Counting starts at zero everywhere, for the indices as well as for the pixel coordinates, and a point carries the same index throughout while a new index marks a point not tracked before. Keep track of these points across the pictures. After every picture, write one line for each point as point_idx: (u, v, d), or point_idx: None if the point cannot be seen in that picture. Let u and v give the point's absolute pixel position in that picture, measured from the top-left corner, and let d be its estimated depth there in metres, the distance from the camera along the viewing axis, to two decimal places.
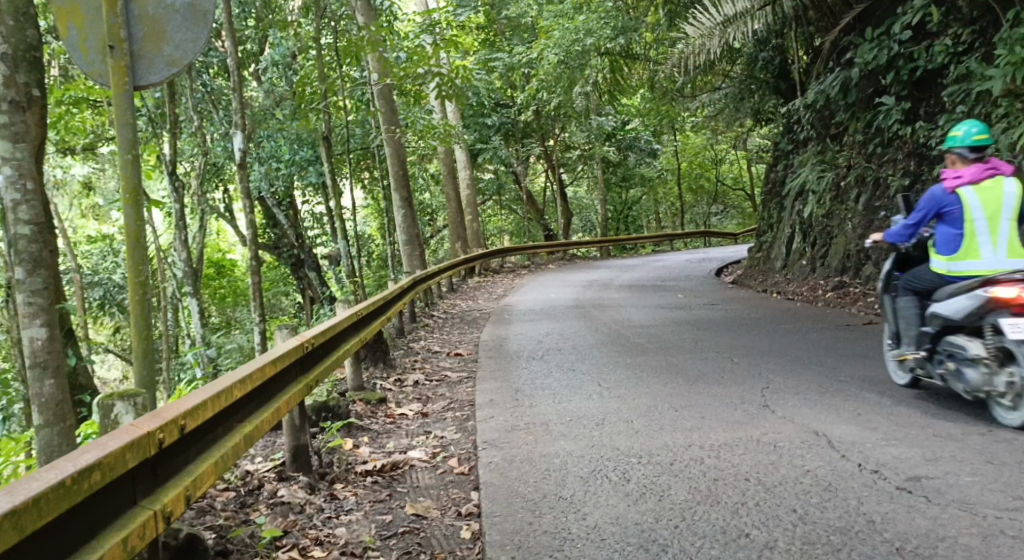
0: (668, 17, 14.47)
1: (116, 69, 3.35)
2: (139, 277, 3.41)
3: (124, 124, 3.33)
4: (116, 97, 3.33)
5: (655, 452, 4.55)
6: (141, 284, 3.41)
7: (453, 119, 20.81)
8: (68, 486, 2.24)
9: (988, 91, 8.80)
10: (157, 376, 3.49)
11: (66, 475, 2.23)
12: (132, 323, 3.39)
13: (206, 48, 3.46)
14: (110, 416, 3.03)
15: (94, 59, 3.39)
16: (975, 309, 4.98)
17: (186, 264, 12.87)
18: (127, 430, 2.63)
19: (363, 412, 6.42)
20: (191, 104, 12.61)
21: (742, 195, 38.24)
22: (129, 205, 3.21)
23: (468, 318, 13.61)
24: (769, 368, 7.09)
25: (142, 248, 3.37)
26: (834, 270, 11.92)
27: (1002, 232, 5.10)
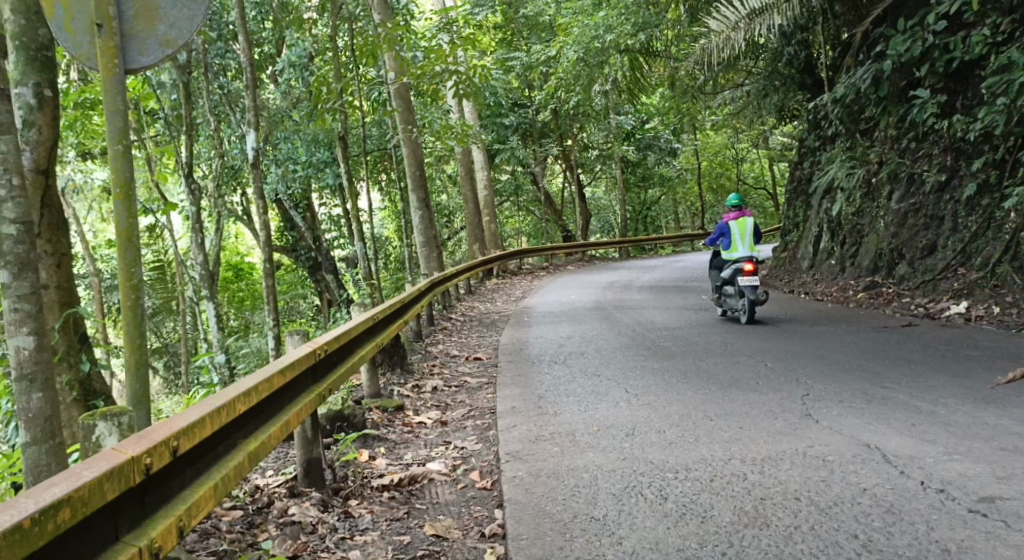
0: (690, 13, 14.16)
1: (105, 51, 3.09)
2: (132, 280, 3.16)
3: (114, 108, 3.07)
4: (105, 81, 3.08)
5: (693, 467, 4.24)
6: (133, 287, 3.15)
7: (470, 119, 20.54)
8: (25, 528, 2.08)
9: None
10: (150, 392, 3.23)
11: (22, 517, 2.08)
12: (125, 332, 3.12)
13: (203, 26, 3.25)
14: (91, 438, 2.96)
15: (82, 40, 3.14)
16: (732, 274, 10.57)
17: (203, 268, 12.61)
18: (108, 455, 2.49)
19: (380, 421, 6.14)
20: (208, 106, 12.29)
21: (764, 194, 37.77)
22: (121, 200, 2.97)
23: (487, 320, 13.34)
24: (807, 373, 6.77)
25: (135, 247, 3.14)
26: (865, 270, 11.55)
27: (747, 241, 10.73)
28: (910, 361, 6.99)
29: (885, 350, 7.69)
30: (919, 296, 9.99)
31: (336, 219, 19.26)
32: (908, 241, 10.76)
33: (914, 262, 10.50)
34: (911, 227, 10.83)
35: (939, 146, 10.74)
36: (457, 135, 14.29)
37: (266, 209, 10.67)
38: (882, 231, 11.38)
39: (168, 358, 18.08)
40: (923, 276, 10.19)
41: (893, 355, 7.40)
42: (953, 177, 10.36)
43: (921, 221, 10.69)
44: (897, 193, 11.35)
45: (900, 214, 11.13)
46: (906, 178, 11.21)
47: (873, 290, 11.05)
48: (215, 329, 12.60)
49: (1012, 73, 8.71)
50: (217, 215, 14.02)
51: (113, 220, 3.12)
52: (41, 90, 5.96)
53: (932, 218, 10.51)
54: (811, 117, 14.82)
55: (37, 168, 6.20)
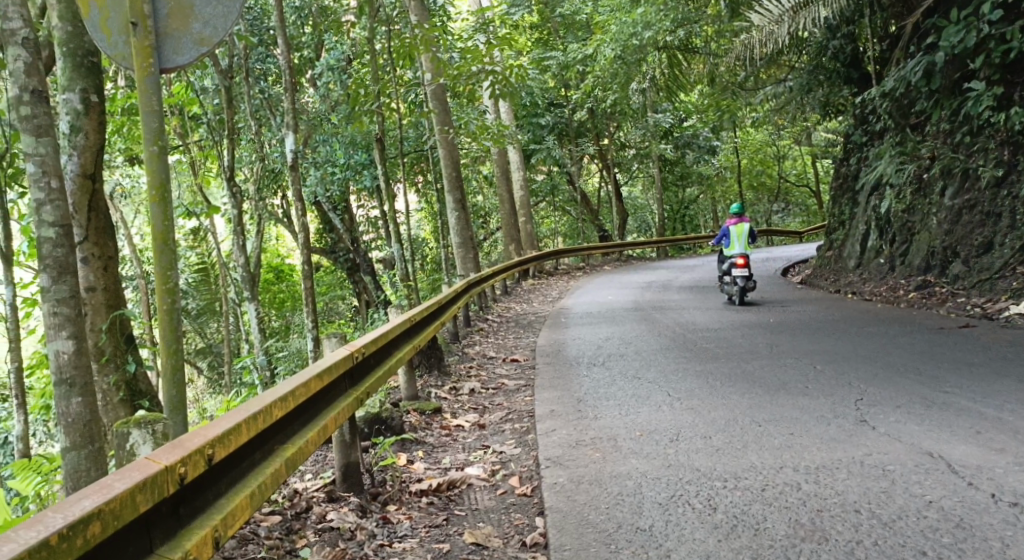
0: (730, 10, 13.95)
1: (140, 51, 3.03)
2: (168, 284, 3.12)
3: (149, 110, 3.02)
4: (140, 82, 3.03)
5: (742, 476, 4.14)
6: (170, 292, 3.11)
7: (506, 118, 20.45)
8: (53, 544, 2.03)
9: None
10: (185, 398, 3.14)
11: (51, 533, 2.03)
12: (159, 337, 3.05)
13: (238, 24, 3.18)
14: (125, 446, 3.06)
15: (118, 40, 3.10)
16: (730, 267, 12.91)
17: (245, 270, 12.65)
18: (142, 465, 2.43)
19: (418, 423, 6.06)
20: (250, 110, 12.28)
21: (805, 191, 37.17)
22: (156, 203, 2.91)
23: (525, 321, 13.25)
24: (860, 376, 6.60)
25: (171, 251, 3.08)
26: (917, 268, 11.28)
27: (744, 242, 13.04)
28: (969, 363, 6.79)
29: (942, 351, 7.48)
30: (974, 297, 9.74)
31: (374, 220, 19.31)
32: (963, 239, 10.49)
33: (969, 261, 10.23)
34: (965, 224, 10.54)
35: (994, 140, 10.50)
36: (494, 135, 14.23)
37: (306, 209, 10.66)
38: (935, 228, 11.10)
39: (211, 359, 18.22)
40: (979, 275, 9.93)
41: (950, 356, 7.22)
42: (1010, 173, 10.09)
43: (976, 218, 10.40)
44: (950, 189, 11.05)
45: (953, 211, 10.83)
46: (960, 173, 10.94)
47: (924, 290, 10.75)
48: (257, 330, 12.64)
49: None
50: (258, 218, 13.96)
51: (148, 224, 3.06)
52: (88, 96, 6.07)
53: (988, 215, 10.24)
54: (857, 112, 14.52)
55: (83, 172, 6.24)
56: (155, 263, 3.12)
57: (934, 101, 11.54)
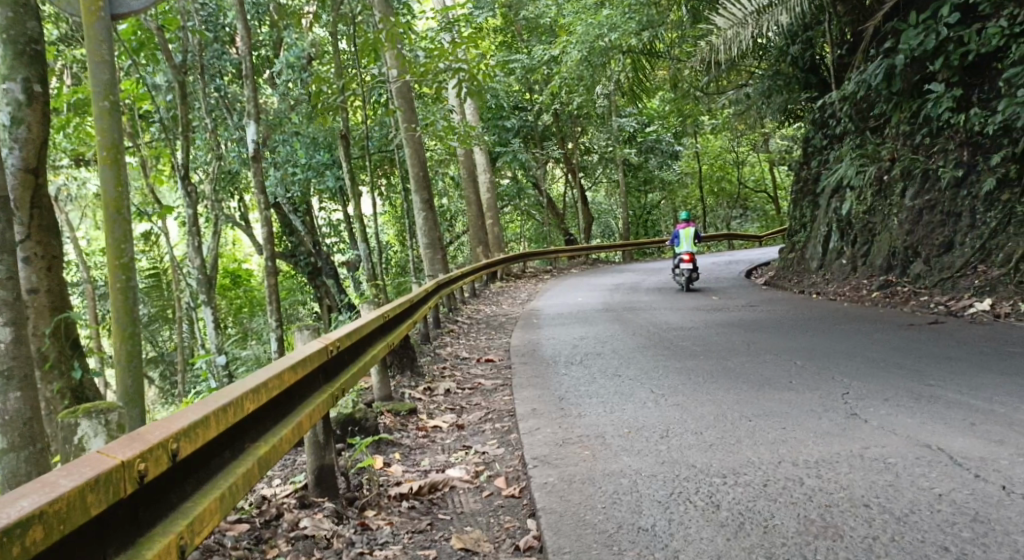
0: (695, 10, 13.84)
1: (94, 54, 3.68)
2: (118, 273, 3.72)
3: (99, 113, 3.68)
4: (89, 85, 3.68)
5: (743, 471, 3.88)
6: (121, 279, 3.72)
7: (471, 120, 20.17)
8: None
9: None
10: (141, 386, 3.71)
11: None
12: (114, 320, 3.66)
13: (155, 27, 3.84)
14: (75, 439, 2.77)
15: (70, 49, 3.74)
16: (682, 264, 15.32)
17: (201, 271, 12.13)
18: (94, 460, 2.15)
19: (393, 424, 5.77)
20: (206, 107, 11.80)
21: (764, 197, 37.38)
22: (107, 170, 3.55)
23: (494, 323, 12.97)
24: (843, 371, 6.44)
25: (120, 240, 3.72)
26: (879, 269, 11.24)
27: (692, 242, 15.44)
28: (948, 358, 6.64)
29: (917, 347, 7.34)
30: (937, 294, 9.70)
31: (335, 224, 18.88)
32: (924, 239, 10.46)
33: (930, 260, 10.22)
34: (926, 224, 10.54)
35: (954, 141, 10.48)
36: (460, 136, 13.96)
37: (266, 210, 10.28)
38: (896, 229, 11.09)
39: (164, 368, 17.57)
40: (940, 274, 9.92)
41: (927, 351, 7.09)
42: (970, 173, 10.10)
43: (937, 218, 10.41)
44: (911, 189, 11.06)
45: (915, 211, 10.83)
46: (920, 174, 10.95)
47: (886, 290, 10.70)
48: (213, 334, 12.17)
49: None
50: (215, 220, 13.35)
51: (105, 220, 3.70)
52: (30, 85, 5.57)
53: (949, 215, 10.23)
54: (818, 115, 14.52)
55: (26, 166, 5.76)
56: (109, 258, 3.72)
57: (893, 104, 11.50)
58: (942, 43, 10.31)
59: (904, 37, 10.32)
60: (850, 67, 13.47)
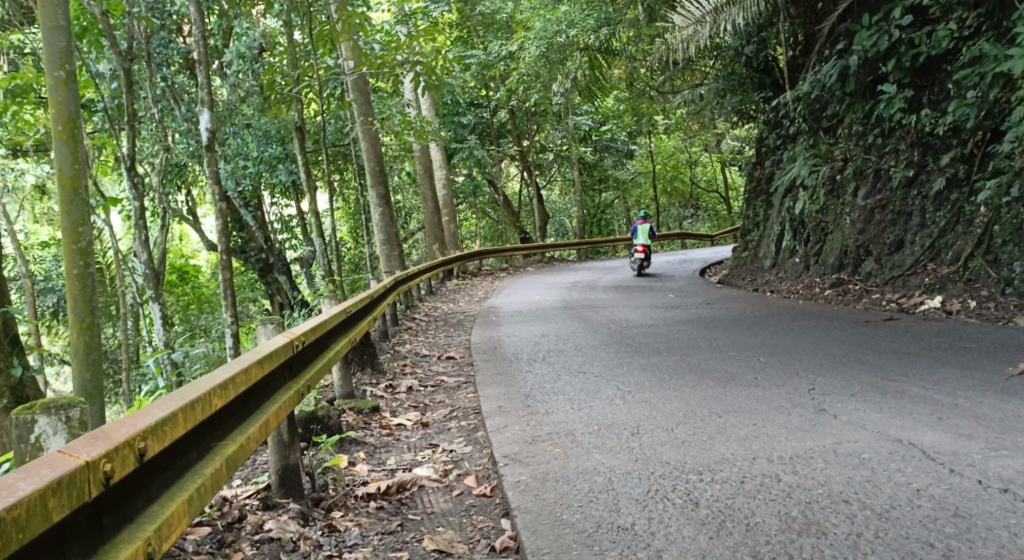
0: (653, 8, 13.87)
1: (51, 30, 4.24)
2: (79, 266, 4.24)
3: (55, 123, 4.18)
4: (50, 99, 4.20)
5: (718, 468, 3.82)
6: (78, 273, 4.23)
7: (427, 115, 19.96)
8: None
9: (1003, 74, 8.50)
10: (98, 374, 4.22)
11: None
12: (73, 308, 4.21)
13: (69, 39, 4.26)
14: (30, 439, 2.58)
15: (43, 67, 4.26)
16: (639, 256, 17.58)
17: (148, 266, 11.68)
18: (55, 461, 2.03)
19: (355, 423, 5.63)
20: (153, 97, 11.40)
21: (716, 197, 37.74)
22: (61, 152, 4.07)
23: (451, 320, 12.86)
24: (805, 367, 6.46)
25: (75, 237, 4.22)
26: (831, 267, 11.36)
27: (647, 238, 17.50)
28: (908, 353, 6.70)
29: (876, 342, 7.39)
30: (889, 292, 9.83)
31: (287, 220, 18.55)
32: (875, 238, 10.61)
33: (881, 259, 10.36)
34: (877, 223, 10.69)
35: (905, 141, 10.62)
36: (417, 130, 13.76)
37: (219, 203, 10.02)
38: (848, 228, 11.22)
39: (107, 366, 16.99)
40: (890, 272, 10.06)
41: (886, 347, 7.15)
42: (920, 173, 10.25)
43: (888, 217, 10.56)
44: (863, 189, 11.22)
45: (866, 210, 10.99)
46: (872, 175, 11.10)
47: (838, 288, 10.84)
48: (162, 331, 11.80)
49: (984, 65, 8.69)
50: (162, 213, 12.89)
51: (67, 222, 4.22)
52: None
53: (899, 214, 10.39)
54: (771, 115, 14.64)
55: None
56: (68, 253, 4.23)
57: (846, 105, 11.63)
58: (893, 44, 10.45)
59: (857, 39, 10.39)
60: (804, 68, 13.61)
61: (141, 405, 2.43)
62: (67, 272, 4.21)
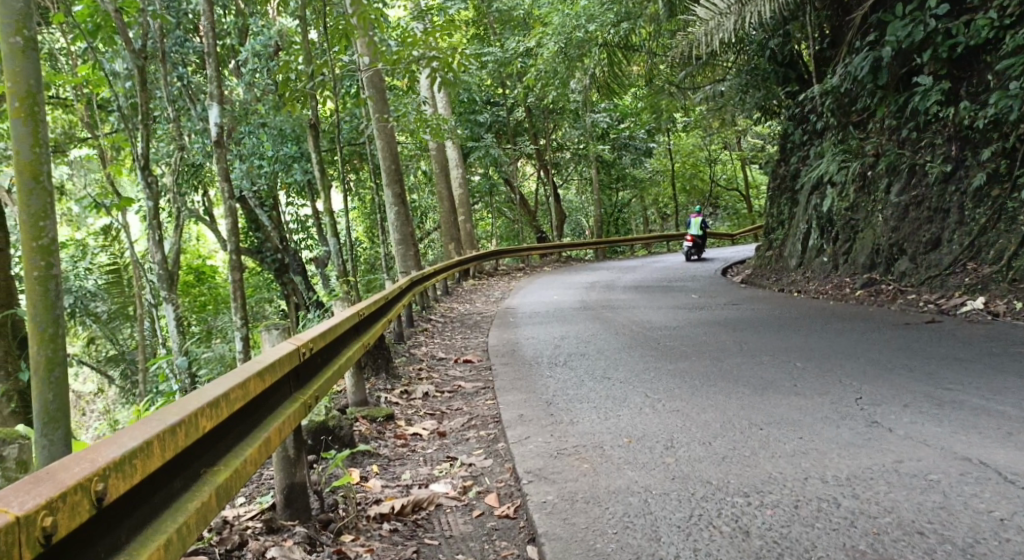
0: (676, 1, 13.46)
1: None
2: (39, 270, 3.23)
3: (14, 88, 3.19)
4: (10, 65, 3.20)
5: (767, 489, 3.48)
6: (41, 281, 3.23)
7: (443, 112, 19.63)
8: None
9: None
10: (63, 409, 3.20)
11: None
12: (31, 318, 3.17)
13: None
14: None
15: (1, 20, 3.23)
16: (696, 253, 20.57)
17: (163, 267, 11.38)
18: None
19: (368, 432, 5.30)
20: (168, 95, 11.05)
21: (736, 195, 37.21)
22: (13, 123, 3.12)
23: (469, 321, 12.53)
24: (847, 373, 6.09)
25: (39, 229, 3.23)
26: (862, 266, 10.95)
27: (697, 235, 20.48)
28: (957, 359, 6.31)
29: (919, 347, 7.01)
30: (925, 293, 9.42)
31: (303, 220, 18.25)
32: (910, 236, 10.20)
33: (917, 258, 9.95)
34: (912, 222, 10.28)
35: (942, 135, 10.16)
36: (432, 128, 13.21)
37: (231, 203, 9.70)
38: (881, 225, 10.80)
39: (124, 367, 16.77)
40: (927, 272, 9.65)
41: (930, 351, 6.77)
42: (958, 168, 9.81)
43: (923, 215, 10.14)
44: (896, 185, 10.76)
45: (900, 207, 10.56)
46: (907, 170, 10.61)
47: (870, 288, 10.44)
48: (175, 333, 11.43)
49: None
50: (177, 214, 12.62)
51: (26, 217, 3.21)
52: None
53: (936, 212, 9.96)
54: (797, 110, 14.19)
55: None
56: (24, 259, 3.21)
57: (877, 98, 11.19)
58: (929, 35, 10.03)
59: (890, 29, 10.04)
60: (832, 62, 13.16)
61: (108, 436, 2.21)
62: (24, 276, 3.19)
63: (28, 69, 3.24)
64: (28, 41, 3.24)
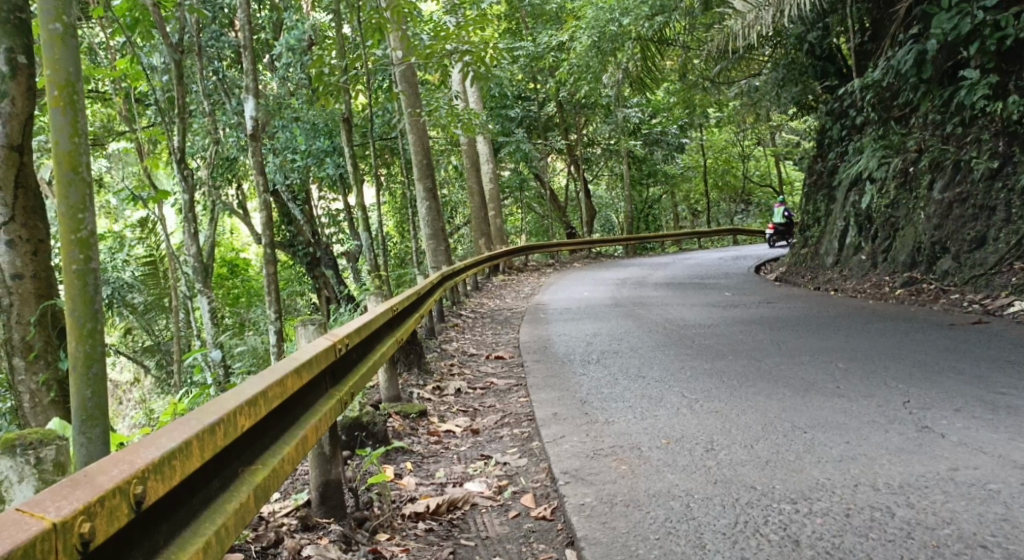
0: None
1: None
2: (77, 267, 3.14)
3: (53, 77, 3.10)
4: (50, 54, 3.11)
5: (814, 496, 3.38)
6: (79, 277, 3.14)
7: (474, 107, 19.56)
8: None
9: None
10: (102, 407, 3.11)
11: None
12: (70, 313, 3.09)
13: None
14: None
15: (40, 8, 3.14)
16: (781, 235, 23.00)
17: (198, 259, 11.38)
18: (18, 520, 1.75)
19: (402, 428, 5.23)
20: (205, 90, 11.04)
21: (769, 192, 36.80)
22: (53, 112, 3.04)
23: (501, 317, 12.44)
24: (892, 375, 5.94)
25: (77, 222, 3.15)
26: (902, 265, 10.71)
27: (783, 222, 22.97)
28: (1008, 362, 6.13)
29: (966, 348, 6.84)
30: (969, 293, 9.20)
31: (334, 213, 18.29)
32: (953, 234, 9.94)
33: (960, 256, 9.70)
34: (955, 219, 10.02)
35: (990, 130, 9.91)
36: (464, 123, 13.15)
37: (265, 197, 9.69)
38: (922, 223, 10.53)
39: (159, 358, 16.91)
40: (970, 271, 9.42)
41: (978, 353, 6.59)
42: (1006, 165, 9.55)
43: (967, 212, 9.87)
44: (939, 182, 10.50)
45: (943, 205, 10.29)
46: (951, 166, 10.38)
47: (911, 287, 10.21)
48: (210, 326, 11.46)
49: None
50: (212, 206, 12.65)
51: (62, 209, 3.12)
52: (14, 57, 5.21)
53: (981, 209, 9.70)
54: (835, 105, 13.92)
55: (10, 143, 5.26)
56: (61, 253, 3.12)
57: (921, 92, 10.94)
58: (976, 27, 9.76)
59: (935, 22, 9.72)
60: (873, 56, 12.90)
61: (143, 435, 2.14)
62: (62, 270, 3.11)
63: (67, 57, 3.15)
64: (66, 28, 3.14)
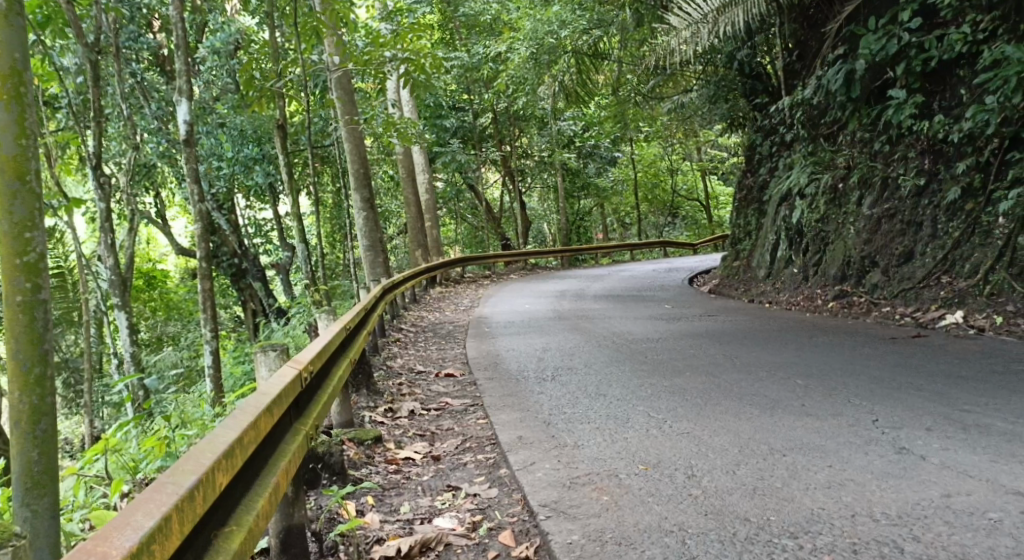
0: (636, 17, 13.28)
1: None
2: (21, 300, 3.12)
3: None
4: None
5: (814, 529, 3.26)
6: (23, 309, 3.11)
7: (408, 117, 19.13)
8: None
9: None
10: (49, 452, 3.10)
11: None
12: (14, 355, 3.07)
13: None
14: None
15: None
16: None
17: (114, 271, 10.63)
18: None
19: (357, 457, 4.91)
20: (123, 94, 10.41)
21: (696, 205, 37.08)
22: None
23: (441, 331, 12.11)
24: (853, 392, 5.87)
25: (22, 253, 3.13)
26: (832, 279, 10.75)
27: None
28: (962, 378, 6.11)
29: (915, 363, 6.82)
30: (899, 306, 9.27)
31: (259, 224, 17.59)
32: (883, 248, 10.04)
33: (889, 270, 9.78)
34: (885, 234, 10.12)
35: (915, 149, 10.05)
36: (400, 133, 12.77)
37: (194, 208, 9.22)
38: (851, 238, 10.63)
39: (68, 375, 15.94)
40: (900, 284, 9.49)
41: (929, 368, 6.59)
42: (931, 182, 9.70)
43: (896, 227, 9.99)
44: (869, 198, 10.62)
45: (872, 219, 10.41)
46: (879, 183, 10.51)
47: (843, 299, 10.27)
48: (127, 341, 10.77)
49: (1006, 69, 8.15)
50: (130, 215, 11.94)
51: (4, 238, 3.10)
52: None
53: (908, 225, 9.82)
54: (767, 121, 14.05)
55: None
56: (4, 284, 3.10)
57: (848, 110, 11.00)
58: (902, 48, 9.92)
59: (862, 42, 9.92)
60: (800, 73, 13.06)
61: (108, 523, 1.97)
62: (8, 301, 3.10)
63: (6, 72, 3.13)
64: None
